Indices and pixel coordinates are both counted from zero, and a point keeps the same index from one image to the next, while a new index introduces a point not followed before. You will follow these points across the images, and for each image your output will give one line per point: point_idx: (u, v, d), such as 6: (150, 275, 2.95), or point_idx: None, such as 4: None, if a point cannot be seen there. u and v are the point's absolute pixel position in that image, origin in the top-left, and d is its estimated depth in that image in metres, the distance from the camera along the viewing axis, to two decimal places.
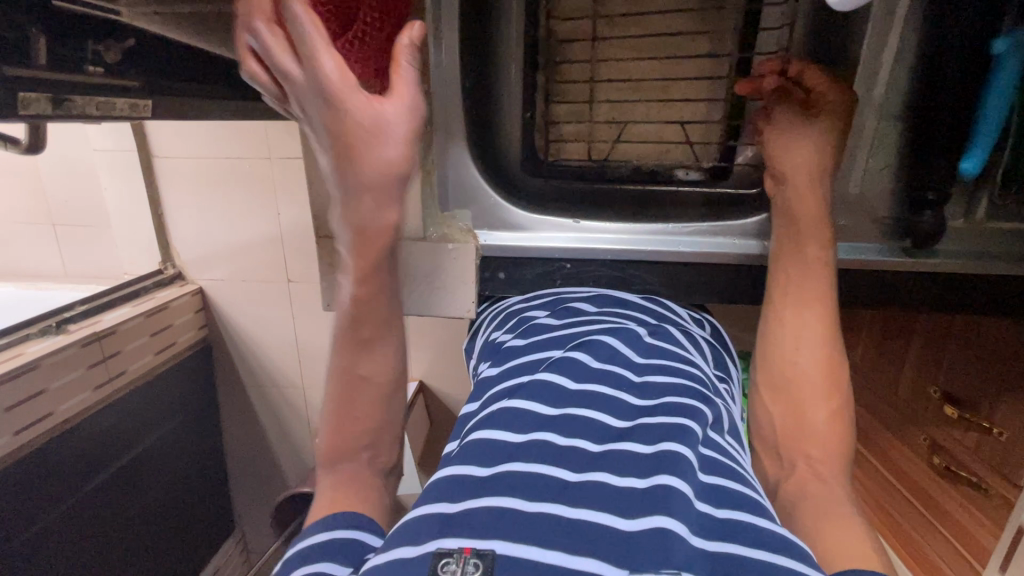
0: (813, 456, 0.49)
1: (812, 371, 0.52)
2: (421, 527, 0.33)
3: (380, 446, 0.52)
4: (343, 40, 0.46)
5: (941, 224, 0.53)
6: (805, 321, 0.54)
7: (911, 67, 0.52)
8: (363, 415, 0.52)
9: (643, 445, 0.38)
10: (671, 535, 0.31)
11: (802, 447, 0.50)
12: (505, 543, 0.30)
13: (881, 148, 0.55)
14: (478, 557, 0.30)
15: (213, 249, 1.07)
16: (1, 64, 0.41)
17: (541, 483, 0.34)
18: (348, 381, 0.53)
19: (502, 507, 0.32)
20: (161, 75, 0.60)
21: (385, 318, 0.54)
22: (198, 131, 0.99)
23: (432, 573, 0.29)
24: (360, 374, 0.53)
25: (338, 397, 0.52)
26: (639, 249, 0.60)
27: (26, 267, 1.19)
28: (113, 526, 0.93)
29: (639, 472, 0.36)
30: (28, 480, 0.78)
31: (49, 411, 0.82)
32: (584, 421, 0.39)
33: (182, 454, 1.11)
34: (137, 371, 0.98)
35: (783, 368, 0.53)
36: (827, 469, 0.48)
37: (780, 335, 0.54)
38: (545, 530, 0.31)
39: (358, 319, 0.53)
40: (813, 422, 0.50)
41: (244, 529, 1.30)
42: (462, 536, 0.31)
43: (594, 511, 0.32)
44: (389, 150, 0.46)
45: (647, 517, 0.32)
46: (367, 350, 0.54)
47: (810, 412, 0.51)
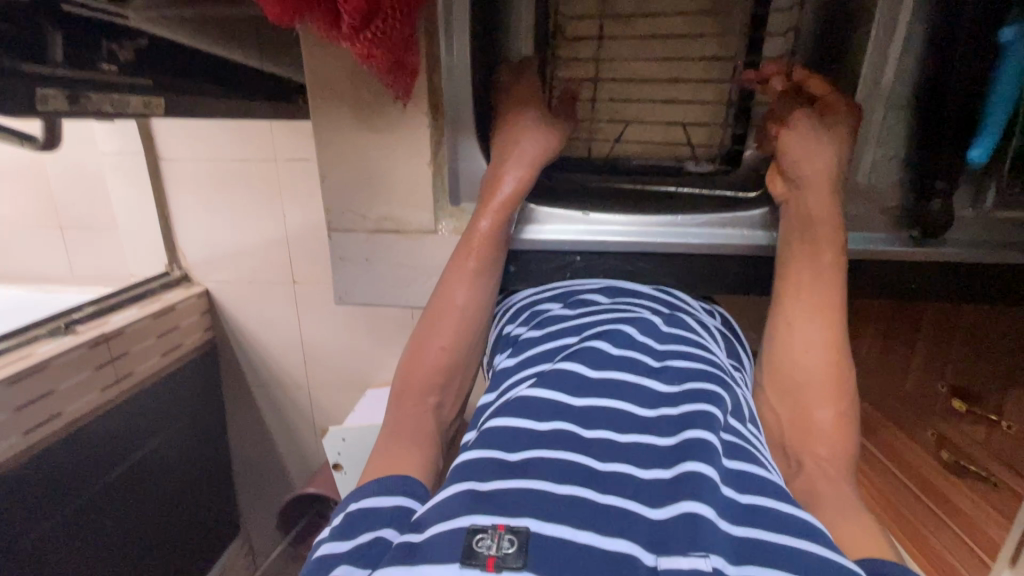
0: (818, 455, 0.48)
1: (819, 370, 0.51)
2: (453, 504, 0.33)
3: (447, 389, 0.53)
4: (368, 30, 0.45)
5: (949, 214, 0.53)
6: (813, 321, 0.53)
7: (919, 57, 0.52)
8: (445, 348, 0.53)
9: (666, 437, 0.38)
10: (700, 518, 0.31)
11: (809, 445, 0.48)
12: (537, 521, 0.31)
13: (889, 139, 0.56)
14: (512, 534, 0.30)
15: (221, 249, 1.07)
16: (18, 60, 0.42)
17: (570, 469, 0.34)
18: (444, 312, 0.55)
19: (531, 489, 0.33)
20: (172, 74, 0.61)
21: (492, 256, 0.57)
22: (206, 132, 1.00)
23: (467, 548, 0.29)
24: (454, 306, 0.55)
25: (423, 329, 0.55)
26: (648, 240, 0.60)
27: (35, 269, 1.20)
28: (121, 526, 0.94)
29: (664, 462, 0.36)
30: (37, 479, 0.79)
31: (58, 411, 0.82)
32: (606, 410, 0.39)
33: (189, 454, 1.11)
34: (145, 372, 0.98)
35: (789, 366, 0.52)
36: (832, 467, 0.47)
37: (785, 334, 0.53)
38: (575, 509, 0.32)
39: (466, 249, 0.56)
40: (817, 423, 0.49)
41: (250, 530, 1.30)
42: (494, 514, 0.31)
43: (623, 499, 0.33)
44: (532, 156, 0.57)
45: (676, 504, 0.32)
46: (463, 284, 0.56)
47: (815, 411, 0.50)
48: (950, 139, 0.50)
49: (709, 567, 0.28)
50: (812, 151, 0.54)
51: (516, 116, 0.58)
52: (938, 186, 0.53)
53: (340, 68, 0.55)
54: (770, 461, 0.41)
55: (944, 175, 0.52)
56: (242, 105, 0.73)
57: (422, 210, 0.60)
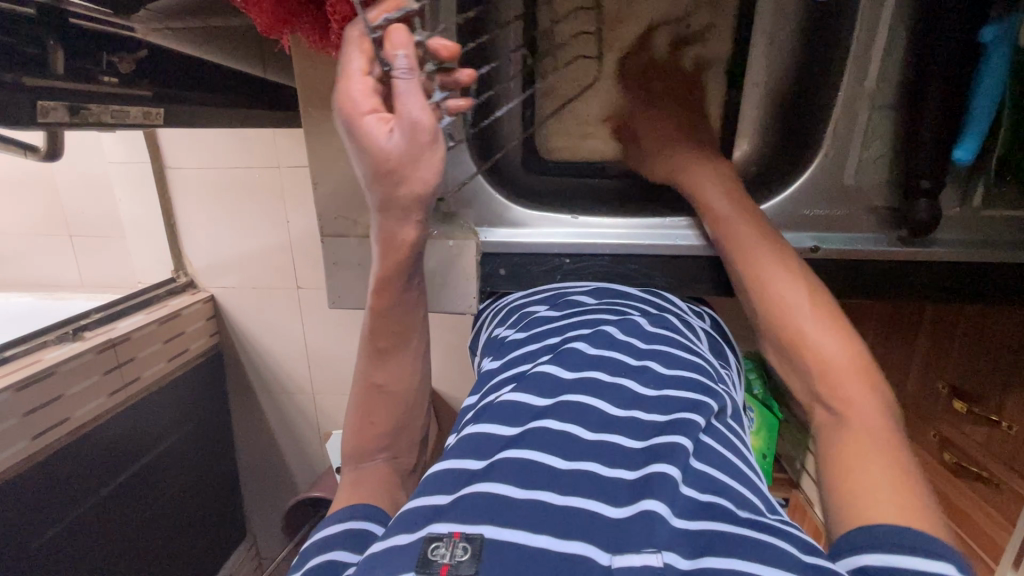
0: (837, 391, 0.46)
1: (809, 319, 0.50)
2: (417, 516, 0.34)
3: (399, 441, 0.53)
4: None
5: (937, 213, 0.52)
6: (777, 286, 0.52)
7: (901, 60, 0.53)
8: (397, 394, 0.54)
9: (633, 440, 0.38)
10: (657, 517, 0.32)
11: (829, 388, 0.46)
12: (493, 528, 0.31)
13: (874, 139, 0.56)
14: (466, 541, 0.30)
15: (223, 256, 1.09)
16: (20, 74, 0.43)
17: (530, 469, 0.34)
18: (364, 395, 0.53)
19: (490, 493, 0.33)
20: (171, 85, 0.62)
21: (403, 328, 0.54)
22: (209, 141, 1.01)
23: (422, 559, 0.30)
24: (376, 382, 0.53)
25: (356, 409, 0.53)
26: (637, 243, 0.61)
27: (46, 277, 1.23)
28: (128, 529, 0.95)
29: (629, 464, 0.36)
30: (47, 483, 0.80)
31: (66, 416, 0.84)
32: (579, 407, 0.39)
33: (195, 458, 1.12)
34: (150, 378, 1.00)
35: (781, 329, 0.51)
36: (851, 401, 0.45)
37: (766, 304, 0.53)
38: (532, 515, 0.32)
39: (374, 332, 0.53)
40: (827, 359, 0.48)
41: (255, 534, 1.32)
42: (451, 522, 0.32)
43: (583, 498, 0.33)
44: (397, 149, 0.41)
45: (635, 503, 0.33)
46: (385, 361, 0.54)
47: (821, 353, 0.48)
48: (933, 139, 0.50)
49: (660, 562, 0.29)
50: (738, 198, 0.56)
51: (373, 143, 0.41)
52: (922, 185, 0.52)
53: (331, 76, 0.56)
54: (751, 454, 0.43)
55: (928, 176, 0.52)
56: (241, 113, 0.75)
57: None
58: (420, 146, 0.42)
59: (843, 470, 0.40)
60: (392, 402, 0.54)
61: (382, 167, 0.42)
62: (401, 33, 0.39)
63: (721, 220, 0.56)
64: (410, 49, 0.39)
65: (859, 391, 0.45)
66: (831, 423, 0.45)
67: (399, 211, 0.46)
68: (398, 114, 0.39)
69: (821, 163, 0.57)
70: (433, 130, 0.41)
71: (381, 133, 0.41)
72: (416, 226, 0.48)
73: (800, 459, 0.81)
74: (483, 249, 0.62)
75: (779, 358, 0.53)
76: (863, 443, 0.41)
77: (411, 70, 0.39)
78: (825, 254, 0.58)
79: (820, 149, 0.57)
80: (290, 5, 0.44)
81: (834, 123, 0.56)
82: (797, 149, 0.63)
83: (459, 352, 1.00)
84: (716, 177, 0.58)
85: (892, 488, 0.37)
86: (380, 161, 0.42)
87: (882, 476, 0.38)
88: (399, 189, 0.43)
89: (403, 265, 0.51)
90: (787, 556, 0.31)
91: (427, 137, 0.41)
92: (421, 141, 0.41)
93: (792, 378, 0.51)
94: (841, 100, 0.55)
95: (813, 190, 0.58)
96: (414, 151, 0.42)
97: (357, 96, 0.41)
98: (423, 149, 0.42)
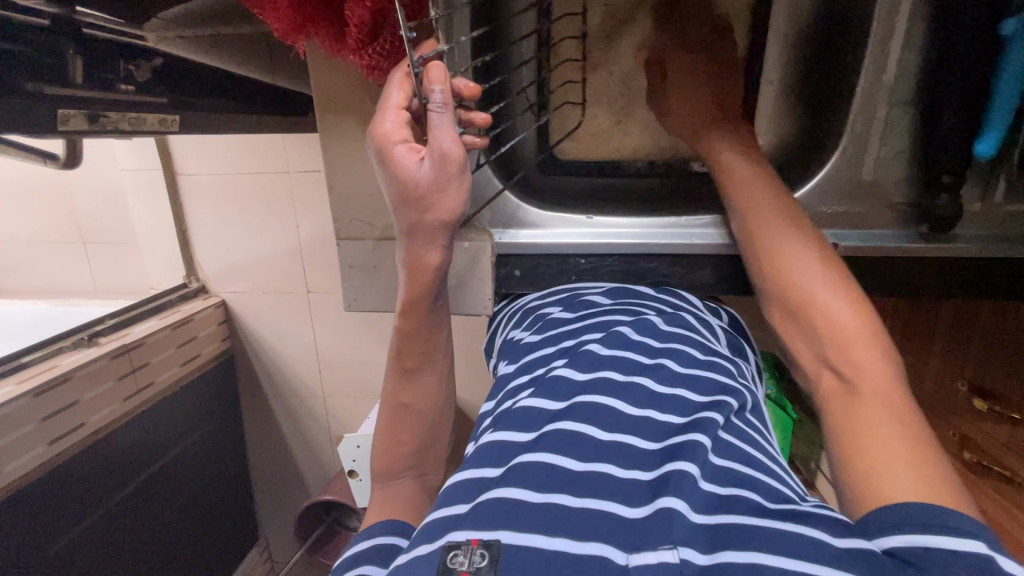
0: (844, 354, 0.45)
1: (817, 280, 0.49)
2: (436, 526, 0.34)
3: (427, 456, 0.53)
4: (377, 44, 0.47)
5: (957, 206, 0.52)
6: (787, 246, 0.52)
7: (920, 55, 0.52)
8: (416, 395, 0.54)
9: (651, 441, 0.38)
10: (676, 514, 0.32)
11: (844, 344, 0.45)
12: (511, 534, 0.31)
13: (892, 135, 0.55)
14: (484, 548, 0.30)
15: (236, 262, 1.10)
16: (39, 82, 0.44)
17: (548, 473, 0.34)
18: (393, 415, 0.54)
19: (508, 499, 0.33)
20: (185, 92, 0.63)
21: (426, 348, 0.55)
22: (220, 147, 1.02)
23: (442, 567, 0.30)
24: (403, 401, 0.54)
25: (384, 430, 0.53)
26: (654, 242, 0.61)
27: (62, 284, 1.25)
28: (144, 532, 0.96)
29: (646, 464, 0.36)
30: (63, 487, 0.81)
31: (82, 421, 0.85)
32: (595, 408, 0.39)
33: (208, 462, 1.13)
34: (164, 382, 1.01)
35: (786, 293, 0.51)
36: (858, 361, 0.44)
37: (773, 266, 0.52)
38: (549, 517, 0.32)
39: (402, 351, 0.54)
40: (835, 321, 0.47)
41: (268, 538, 1.32)
42: (468, 529, 0.32)
43: (601, 500, 0.33)
44: (427, 177, 0.45)
45: (652, 502, 0.33)
46: (409, 383, 0.54)
47: (829, 315, 0.47)
48: (954, 134, 0.50)
49: (676, 558, 0.29)
50: (750, 159, 0.58)
51: (403, 171, 0.45)
52: (943, 179, 0.52)
53: (346, 80, 0.56)
54: (773, 450, 0.43)
55: (949, 171, 0.51)
56: (253, 119, 0.75)
57: None
58: (449, 173, 0.45)
59: (858, 446, 0.38)
60: (416, 418, 0.54)
61: (411, 192, 0.46)
62: (439, 70, 0.42)
63: (733, 180, 0.57)
64: (446, 85, 0.42)
65: (863, 354, 0.44)
66: (841, 391, 0.44)
67: (425, 236, 0.49)
68: (430, 144, 0.43)
69: (837, 160, 0.57)
70: (461, 160, 0.44)
71: (412, 161, 0.45)
72: (440, 249, 0.50)
73: (816, 460, 0.80)
74: (498, 250, 0.62)
75: (782, 325, 0.52)
76: (873, 408, 0.40)
77: (446, 104, 0.42)
78: (843, 252, 0.57)
79: (838, 146, 0.57)
80: (307, 10, 0.45)
81: (852, 120, 0.56)
82: (814, 146, 0.62)
83: (471, 355, 1.00)
84: (731, 138, 0.60)
85: (909, 468, 0.35)
86: (408, 186, 0.45)
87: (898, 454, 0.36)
88: (425, 211, 0.47)
89: (427, 289, 0.52)
90: (811, 547, 0.31)
91: (455, 167, 0.44)
92: (450, 167, 0.44)
93: (795, 345, 0.50)
94: (857, 97, 0.55)
95: (830, 188, 0.57)
96: (442, 180, 0.45)
97: (391, 127, 0.45)
98: (449, 179, 0.45)
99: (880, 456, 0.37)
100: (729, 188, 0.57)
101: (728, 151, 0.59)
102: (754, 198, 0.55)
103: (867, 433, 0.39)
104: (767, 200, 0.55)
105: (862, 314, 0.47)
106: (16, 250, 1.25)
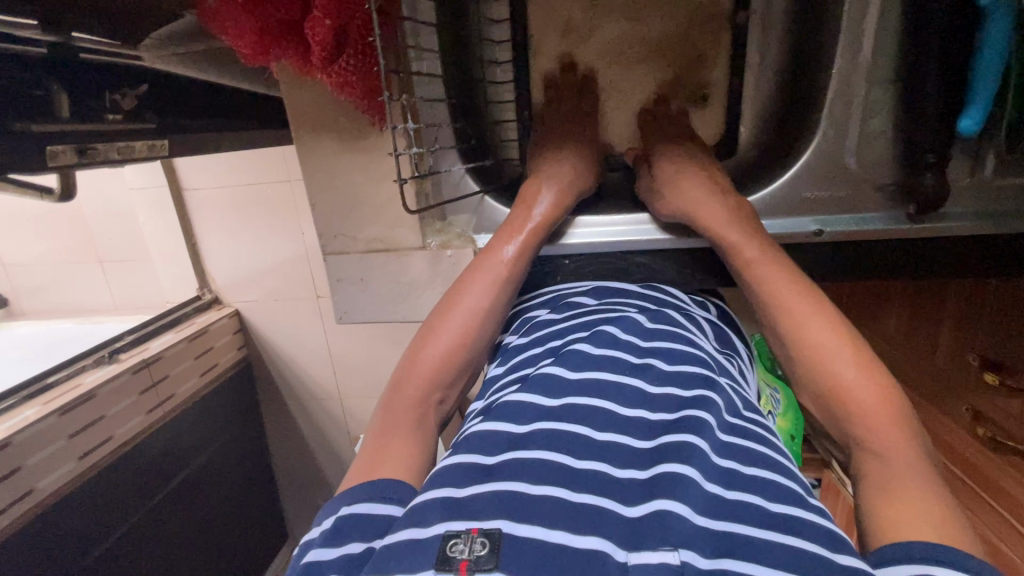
0: (865, 439, 0.43)
1: (849, 369, 0.46)
2: (428, 510, 0.34)
3: None
4: (338, 63, 0.49)
5: (945, 187, 0.51)
6: (815, 336, 0.49)
7: (896, 29, 0.51)
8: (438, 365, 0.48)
9: (643, 440, 0.38)
10: (674, 516, 0.32)
11: (875, 430, 0.43)
12: (510, 523, 0.32)
13: (874, 115, 0.54)
14: (485, 536, 0.31)
15: (245, 272, 1.12)
16: (25, 120, 0.45)
17: (546, 467, 0.35)
18: (409, 373, 0.48)
19: (506, 490, 0.34)
20: (177, 115, 0.64)
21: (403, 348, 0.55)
22: (222, 162, 1.04)
23: (441, 555, 0.30)
24: (427, 360, 0.48)
25: (397, 386, 0.47)
26: (637, 240, 0.61)
27: (82, 303, 1.30)
28: (175, 538, 0.99)
29: (640, 463, 0.37)
30: (93, 501, 0.84)
31: (109, 435, 0.88)
32: (583, 409, 0.40)
33: (233, 468, 1.16)
34: (184, 394, 1.04)
35: (819, 381, 0.48)
36: (891, 445, 0.42)
37: (807, 358, 0.49)
38: (547, 510, 0.32)
39: None
40: (866, 408, 0.44)
41: (297, 535, 1.36)
42: (467, 518, 0.32)
43: (598, 496, 0.34)
44: None
45: (648, 501, 0.34)
46: (434, 336, 0.50)
47: (860, 401, 0.45)
48: (934, 110, 0.48)
49: (677, 560, 0.30)
50: (762, 239, 0.54)
51: None
52: (928, 159, 0.50)
53: (323, 98, 0.57)
54: (776, 441, 0.43)
55: (932, 150, 0.50)
56: (246, 134, 0.77)
57: (409, 229, 0.62)
58: None
59: (890, 492, 0.39)
60: (428, 366, 0.48)
61: None
62: None
63: (749, 262, 0.53)
64: None
65: (896, 437, 0.42)
66: (872, 463, 0.42)
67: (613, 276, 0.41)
68: None
69: (819, 141, 0.56)
70: None
71: None
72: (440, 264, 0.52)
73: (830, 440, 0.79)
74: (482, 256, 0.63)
75: (818, 412, 0.49)
76: (911, 488, 0.38)
77: None
78: (829, 237, 0.57)
79: (816, 131, 0.56)
80: (275, 34, 0.48)
81: (831, 101, 0.54)
82: (794, 129, 0.62)
83: None
84: (721, 210, 0.56)
85: (926, 512, 0.36)
86: None
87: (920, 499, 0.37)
88: None
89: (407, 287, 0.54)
90: (817, 561, 0.31)
91: None
92: None
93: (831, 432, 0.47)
94: (837, 80, 0.54)
95: (811, 174, 0.57)
96: None
97: None
98: None
99: (907, 503, 0.37)
100: (748, 274, 0.53)
101: (739, 230, 0.54)
102: (765, 268, 0.52)
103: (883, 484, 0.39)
104: (785, 282, 0.51)
105: (884, 389, 0.45)
106: (40, 272, 1.29)
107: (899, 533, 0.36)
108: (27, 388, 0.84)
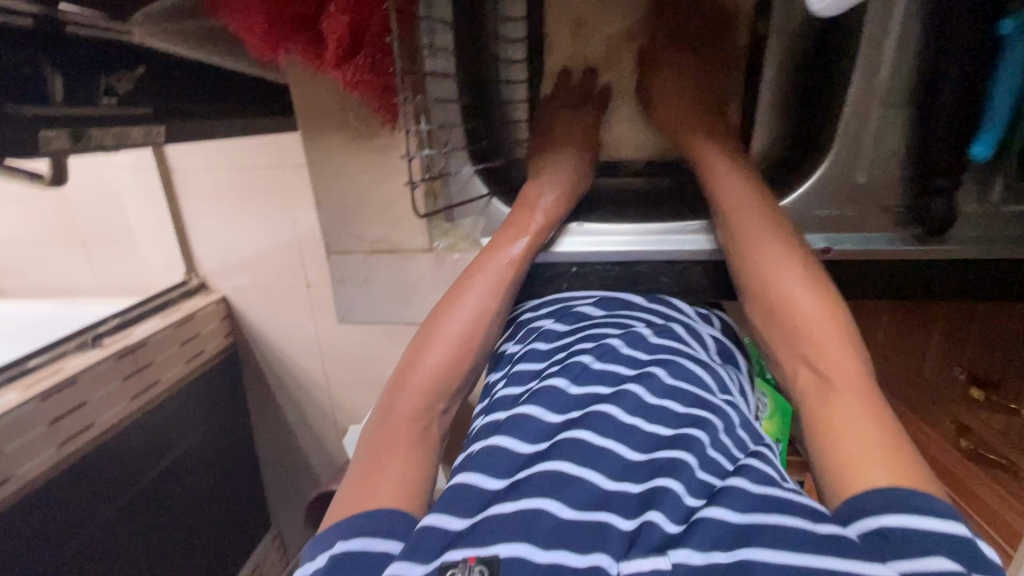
0: (812, 356, 0.45)
1: (802, 288, 0.48)
2: (425, 542, 0.33)
3: None
4: (353, 62, 0.49)
5: (954, 210, 0.53)
6: (769, 254, 0.51)
7: (913, 51, 0.52)
8: (438, 374, 0.48)
9: (638, 452, 0.39)
10: (653, 526, 0.33)
11: (820, 348, 0.45)
12: (507, 547, 0.31)
13: (887, 134, 0.55)
14: (482, 565, 0.31)
15: (235, 258, 1.10)
16: (18, 101, 0.43)
17: (558, 481, 0.35)
18: (406, 387, 0.47)
19: (511, 511, 0.33)
20: (175, 99, 0.62)
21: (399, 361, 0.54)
22: (217, 148, 1.01)
23: None
24: (426, 375, 0.47)
25: (395, 402, 0.46)
26: (644, 250, 0.61)
27: (63, 284, 1.26)
28: (156, 526, 0.98)
29: (635, 477, 0.37)
30: (75, 487, 0.83)
31: (89, 422, 0.86)
32: (599, 416, 0.40)
33: (218, 456, 1.15)
34: (170, 380, 1.02)
35: (771, 296, 0.50)
36: (833, 362, 0.44)
37: (759, 274, 0.51)
38: (550, 533, 0.32)
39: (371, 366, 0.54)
40: (812, 325, 0.46)
41: (280, 526, 1.35)
42: (465, 547, 0.32)
43: (603, 513, 0.34)
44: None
45: (638, 516, 0.34)
46: (436, 340, 0.49)
47: (808, 319, 0.47)
48: (947, 135, 0.49)
49: (668, 565, 0.31)
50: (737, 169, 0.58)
51: None
52: (939, 184, 0.52)
53: (331, 93, 0.56)
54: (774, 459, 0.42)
55: (944, 176, 0.52)
56: (247, 122, 0.75)
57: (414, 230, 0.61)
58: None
59: (836, 421, 0.41)
60: (430, 374, 0.47)
61: None
62: None
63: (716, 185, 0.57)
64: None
65: (840, 357, 0.44)
66: (815, 385, 0.44)
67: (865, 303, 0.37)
68: None
69: (834, 159, 0.57)
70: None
71: None
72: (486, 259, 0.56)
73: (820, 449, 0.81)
74: None
75: (766, 331, 0.51)
76: (851, 413, 0.40)
77: None
78: (836, 256, 0.58)
79: (830, 149, 0.57)
80: (283, 27, 0.47)
81: (845, 120, 0.55)
82: (807, 146, 0.63)
83: None
84: (727, 166, 0.58)
85: (880, 453, 0.37)
86: None
87: (871, 440, 0.38)
88: None
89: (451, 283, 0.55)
90: (795, 548, 0.32)
91: None
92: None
93: (776, 351, 0.49)
94: (853, 98, 0.54)
95: (822, 191, 0.58)
96: None
97: None
98: None
99: (869, 444, 0.38)
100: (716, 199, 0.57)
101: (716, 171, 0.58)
102: (734, 184, 0.56)
103: (843, 422, 0.40)
104: (751, 206, 0.54)
105: (836, 317, 0.46)
106: (19, 250, 1.25)
107: (852, 483, 0.36)
108: (7, 372, 0.82)
